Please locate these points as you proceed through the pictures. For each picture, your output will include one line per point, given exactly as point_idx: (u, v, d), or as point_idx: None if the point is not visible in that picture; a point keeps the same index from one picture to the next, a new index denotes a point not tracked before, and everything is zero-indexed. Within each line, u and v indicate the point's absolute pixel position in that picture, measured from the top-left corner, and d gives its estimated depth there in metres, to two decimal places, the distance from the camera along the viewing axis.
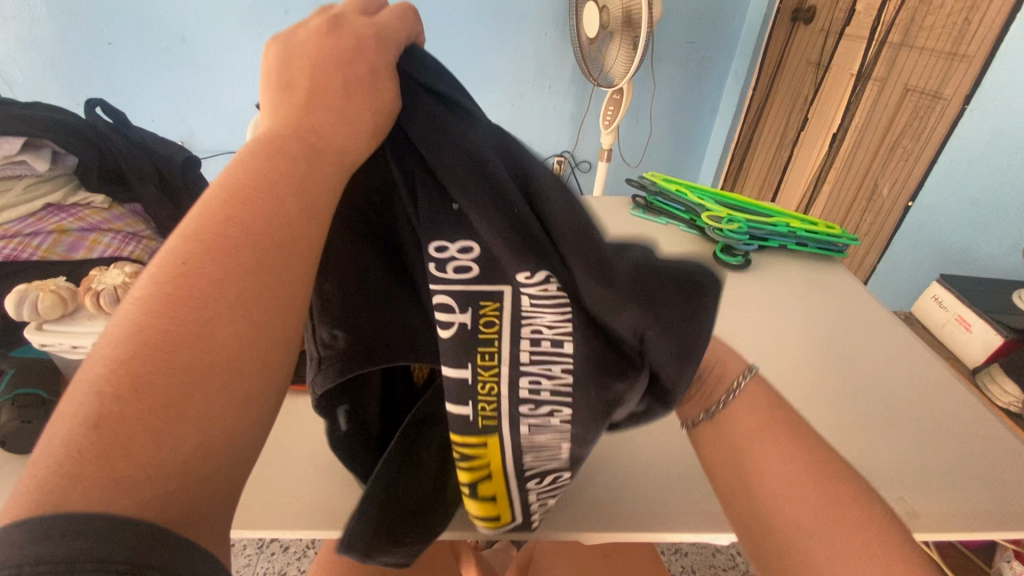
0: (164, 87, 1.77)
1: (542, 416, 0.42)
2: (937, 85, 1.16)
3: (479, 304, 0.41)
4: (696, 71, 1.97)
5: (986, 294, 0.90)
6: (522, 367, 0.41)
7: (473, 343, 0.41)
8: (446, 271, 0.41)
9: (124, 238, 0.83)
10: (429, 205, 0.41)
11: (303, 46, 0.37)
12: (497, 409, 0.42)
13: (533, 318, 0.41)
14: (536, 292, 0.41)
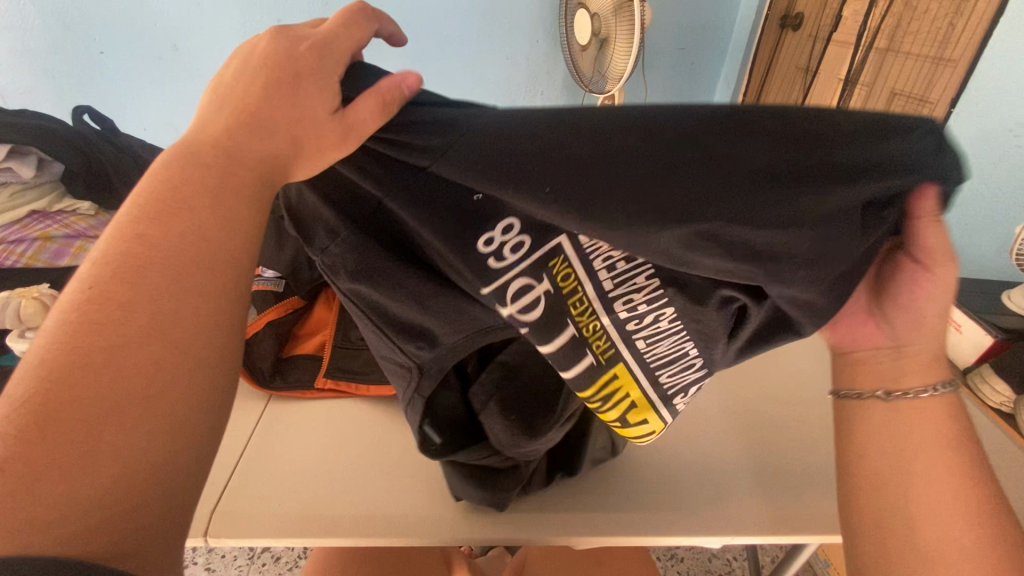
0: (157, 97, 1.77)
1: (650, 327, 0.43)
2: (923, 89, 1.18)
3: (547, 266, 0.42)
4: (687, 78, 1.98)
5: (976, 294, 0.91)
6: (611, 296, 0.42)
7: (561, 301, 0.43)
8: (502, 258, 0.42)
9: None
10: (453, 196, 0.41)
11: (256, 54, 0.36)
12: (609, 341, 0.43)
13: (601, 254, 0.42)
14: (594, 242, 0.41)
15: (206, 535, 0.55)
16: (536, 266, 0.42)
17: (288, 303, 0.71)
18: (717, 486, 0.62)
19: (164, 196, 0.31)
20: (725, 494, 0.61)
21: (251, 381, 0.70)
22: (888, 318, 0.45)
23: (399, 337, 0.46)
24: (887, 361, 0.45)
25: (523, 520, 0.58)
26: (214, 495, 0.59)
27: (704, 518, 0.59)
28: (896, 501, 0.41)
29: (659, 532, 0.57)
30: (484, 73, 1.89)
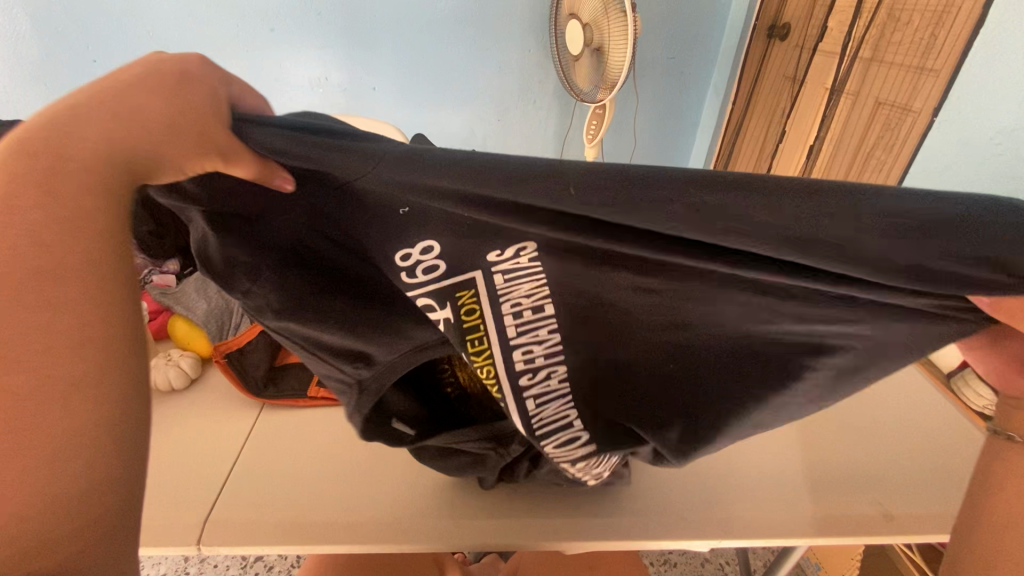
0: None
1: (542, 380, 0.48)
2: (907, 99, 1.20)
3: (455, 296, 0.46)
4: (677, 87, 2.00)
5: None
6: (513, 341, 0.47)
7: (460, 331, 0.46)
8: (416, 274, 0.46)
9: None
10: (376, 211, 0.44)
11: (119, 82, 0.37)
12: (500, 388, 0.47)
13: (510, 293, 0.46)
14: (507, 267, 0.45)
15: (200, 543, 0.55)
16: (443, 292, 0.46)
17: None
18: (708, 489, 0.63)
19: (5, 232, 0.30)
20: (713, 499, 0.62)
21: (241, 389, 0.71)
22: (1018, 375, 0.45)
23: (335, 361, 0.51)
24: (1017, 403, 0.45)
25: (517, 526, 0.58)
26: (207, 504, 0.58)
27: (698, 521, 0.60)
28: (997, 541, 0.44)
29: (655, 536, 0.58)
30: (477, 82, 1.91)
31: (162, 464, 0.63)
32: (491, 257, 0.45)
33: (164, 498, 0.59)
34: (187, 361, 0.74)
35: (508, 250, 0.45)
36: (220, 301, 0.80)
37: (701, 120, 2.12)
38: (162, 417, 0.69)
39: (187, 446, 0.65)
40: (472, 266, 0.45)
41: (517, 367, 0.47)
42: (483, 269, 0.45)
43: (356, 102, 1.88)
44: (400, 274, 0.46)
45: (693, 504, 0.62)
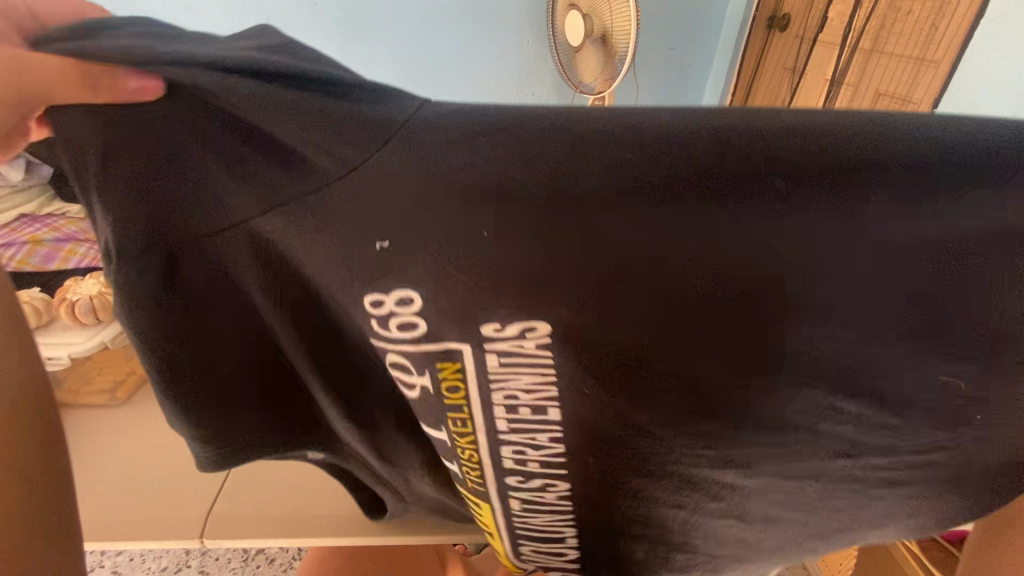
0: None
1: (533, 483, 0.43)
2: (907, 90, 1.20)
3: (436, 366, 0.37)
4: (676, 78, 1.99)
5: None
6: (503, 435, 0.40)
7: (440, 410, 0.40)
8: (389, 329, 0.36)
9: (100, 249, 0.83)
10: (324, 222, 0.32)
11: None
12: (481, 473, 0.43)
13: (507, 384, 0.37)
14: (509, 346, 0.35)
15: (202, 538, 0.55)
16: (426, 359, 0.37)
17: None
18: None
19: None
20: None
21: None
22: None
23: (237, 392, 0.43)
24: None
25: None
26: (208, 499, 0.58)
27: None
28: None
29: None
30: (474, 72, 1.89)
31: (162, 460, 0.63)
32: (487, 331, 0.34)
33: (165, 491, 0.59)
34: None
35: (515, 328, 0.34)
36: None
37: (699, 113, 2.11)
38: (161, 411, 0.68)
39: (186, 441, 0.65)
40: (464, 339, 0.35)
41: (505, 465, 0.42)
42: (479, 346, 0.35)
43: None
44: (370, 323, 0.36)
45: None
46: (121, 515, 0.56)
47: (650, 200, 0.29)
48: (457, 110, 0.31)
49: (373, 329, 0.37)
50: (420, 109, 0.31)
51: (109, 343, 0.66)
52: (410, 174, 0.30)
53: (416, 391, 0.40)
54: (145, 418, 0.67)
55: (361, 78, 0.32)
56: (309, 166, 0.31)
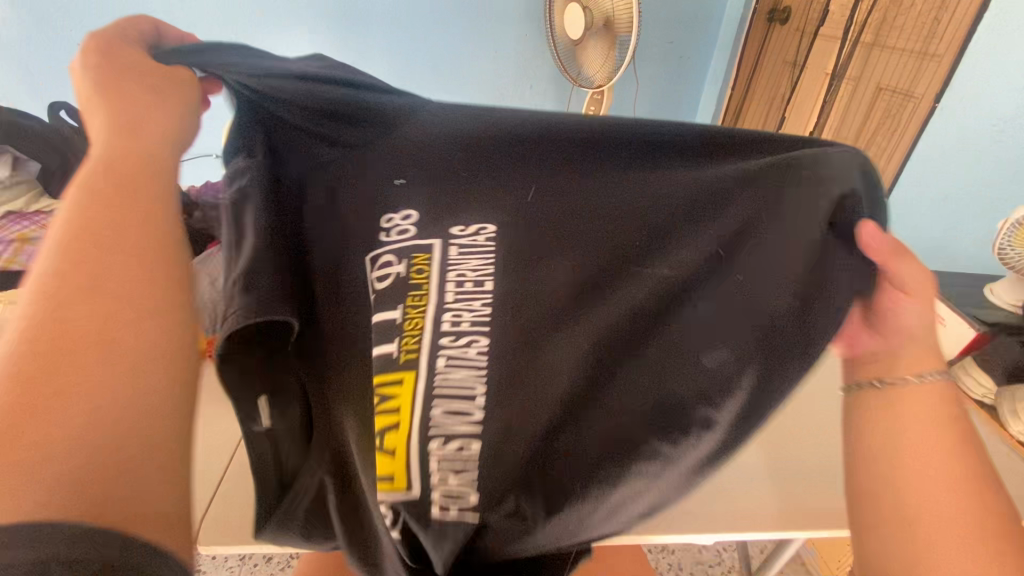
0: None
1: (462, 348, 0.40)
2: (908, 85, 1.19)
3: (411, 255, 0.41)
4: (675, 72, 1.97)
5: (960, 291, 0.92)
6: (447, 304, 0.41)
7: (401, 289, 0.41)
8: (390, 234, 0.42)
9: None
10: (376, 168, 0.42)
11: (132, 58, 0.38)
12: (420, 346, 0.40)
13: (457, 264, 0.41)
14: (465, 242, 0.42)
15: (197, 543, 0.54)
16: (401, 251, 0.41)
17: None
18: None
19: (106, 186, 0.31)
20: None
21: None
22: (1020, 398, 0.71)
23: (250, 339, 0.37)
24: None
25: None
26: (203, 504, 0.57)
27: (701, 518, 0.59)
28: None
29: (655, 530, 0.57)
30: (472, 65, 1.87)
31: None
32: (452, 231, 0.42)
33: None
34: None
35: (472, 224, 0.42)
36: None
37: (699, 108, 2.10)
38: None
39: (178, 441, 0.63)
40: (433, 233, 0.42)
41: (442, 334, 0.40)
42: (443, 240, 0.42)
43: None
44: (374, 231, 0.42)
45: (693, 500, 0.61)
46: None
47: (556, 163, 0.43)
48: (454, 105, 0.44)
49: (373, 238, 0.42)
50: (425, 109, 0.44)
51: None
52: (412, 154, 0.43)
53: (386, 277, 0.41)
54: None
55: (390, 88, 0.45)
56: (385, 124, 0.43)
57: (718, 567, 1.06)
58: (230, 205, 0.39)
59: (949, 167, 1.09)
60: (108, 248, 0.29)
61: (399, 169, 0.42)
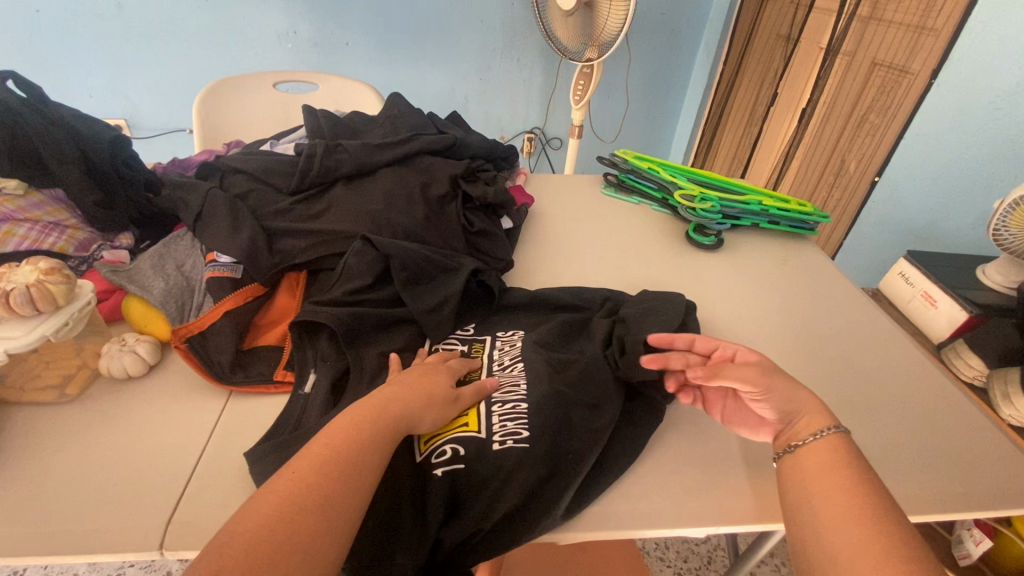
0: (106, 56, 1.70)
1: (510, 369, 0.58)
2: (904, 60, 1.15)
3: (473, 344, 0.64)
4: (667, 46, 1.92)
5: (952, 271, 0.90)
6: (496, 353, 0.61)
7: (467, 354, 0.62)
8: (455, 337, 0.64)
9: (44, 228, 0.66)
10: (471, 303, 0.68)
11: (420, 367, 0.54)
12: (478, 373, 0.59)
13: (501, 340, 0.64)
14: (507, 336, 0.64)
15: (163, 548, 0.45)
16: (468, 339, 0.64)
17: (249, 291, 0.62)
18: (728, 450, 0.55)
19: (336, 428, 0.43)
20: (744, 468, 0.54)
21: (205, 376, 0.57)
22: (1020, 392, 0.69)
23: (322, 343, 0.58)
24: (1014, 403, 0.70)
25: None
26: (171, 499, 0.48)
27: (712, 499, 0.51)
28: (1007, 478, 0.57)
29: (659, 524, 0.48)
30: (458, 36, 1.79)
31: (102, 450, 0.52)
32: (501, 333, 0.65)
33: (108, 490, 0.48)
34: (144, 345, 0.59)
35: (512, 331, 0.65)
36: (182, 279, 0.64)
37: (690, 83, 2.05)
38: (113, 404, 0.56)
39: (136, 429, 0.54)
40: (486, 331, 0.66)
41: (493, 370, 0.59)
42: (492, 337, 0.64)
43: (327, 58, 1.78)
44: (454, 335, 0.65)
45: (704, 484, 0.52)
46: (52, 515, 0.46)
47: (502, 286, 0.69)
48: (532, 293, 0.69)
49: (452, 339, 0.64)
50: (521, 294, 0.69)
51: (50, 337, 0.52)
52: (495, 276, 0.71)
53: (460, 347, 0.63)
54: (93, 413, 0.55)
55: (497, 235, 0.78)
56: (498, 261, 0.75)
57: (705, 545, 1.10)
58: (354, 284, 0.61)
59: (944, 145, 1.06)
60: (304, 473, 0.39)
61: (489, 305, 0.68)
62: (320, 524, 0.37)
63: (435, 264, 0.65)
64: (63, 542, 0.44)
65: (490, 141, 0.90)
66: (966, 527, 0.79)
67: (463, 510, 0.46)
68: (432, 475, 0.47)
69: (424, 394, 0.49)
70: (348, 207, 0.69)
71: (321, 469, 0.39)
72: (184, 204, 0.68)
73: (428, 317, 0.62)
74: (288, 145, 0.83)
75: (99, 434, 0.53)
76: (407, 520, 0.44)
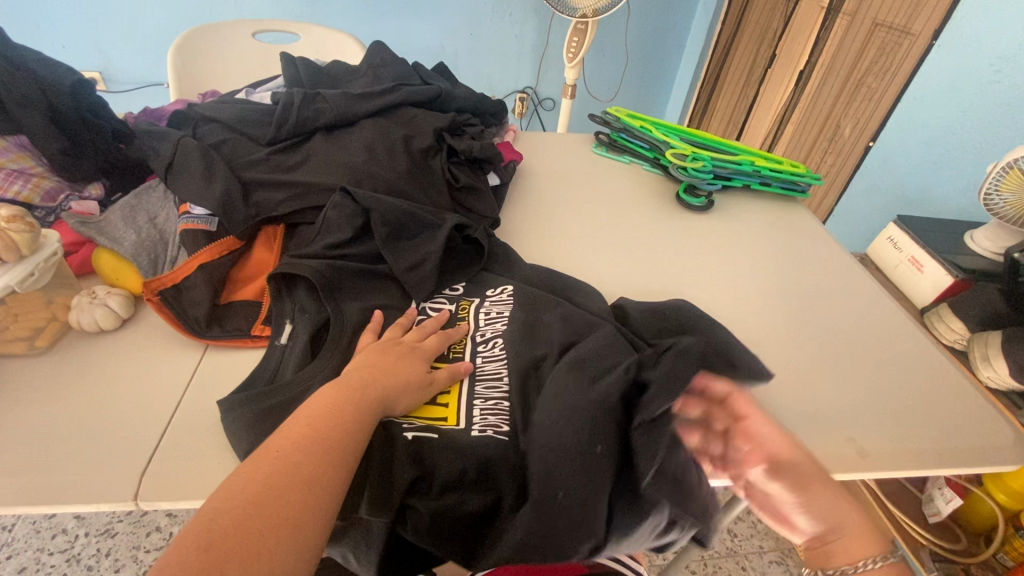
0: (73, 3, 1.61)
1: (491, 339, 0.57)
2: (906, 20, 1.11)
3: (458, 304, 0.62)
4: (664, 4, 1.85)
5: (939, 235, 0.90)
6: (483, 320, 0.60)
7: (453, 319, 0.60)
8: (442, 299, 0.63)
9: (9, 177, 0.63)
10: (457, 262, 0.65)
11: (393, 343, 0.52)
12: (462, 343, 0.58)
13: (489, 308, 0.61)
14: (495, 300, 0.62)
15: (138, 499, 0.45)
16: (454, 299, 0.63)
17: (226, 243, 0.60)
18: None
19: (320, 404, 0.42)
20: None
21: (180, 330, 0.56)
22: (1005, 355, 0.69)
23: (295, 295, 0.57)
24: (993, 369, 0.71)
25: None
26: (148, 451, 0.48)
27: None
28: (983, 438, 0.57)
29: None
30: None
31: (75, 404, 0.51)
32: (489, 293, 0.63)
33: (82, 443, 0.48)
34: (116, 298, 0.58)
35: (500, 289, 0.63)
36: (154, 231, 0.62)
37: (687, 43, 2.00)
38: (85, 357, 0.55)
39: (110, 383, 0.53)
40: (476, 293, 0.63)
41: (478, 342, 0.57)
42: (481, 300, 0.62)
43: (309, 8, 1.69)
44: (441, 295, 0.63)
45: None
46: (25, 468, 0.45)
47: (488, 243, 0.67)
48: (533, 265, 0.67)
49: (437, 301, 0.62)
50: (517, 260, 0.67)
51: (15, 287, 0.50)
52: (486, 234, 0.68)
53: (446, 309, 0.61)
54: (65, 366, 0.54)
55: (485, 191, 0.75)
56: (486, 216, 0.73)
57: None
58: (334, 233, 0.60)
59: (942, 109, 1.04)
60: (284, 450, 0.38)
61: (476, 262, 0.65)
62: (304, 499, 0.36)
63: (414, 217, 0.63)
64: (37, 495, 0.44)
65: (478, 94, 0.87)
66: (938, 486, 0.82)
67: (430, 477, 0.45)
68: (400, 436, 0.46)
69: (401, 376, 0.48)
70: (328, 159, 0.67)
71: (300, 442, 0.39)
72: (155, 153, 0.65)
73: (410, 275, 0.60)
74: (264, 93, 0.79)
75: (71, 389, 0.52)
76: (376, 486, 0.44)
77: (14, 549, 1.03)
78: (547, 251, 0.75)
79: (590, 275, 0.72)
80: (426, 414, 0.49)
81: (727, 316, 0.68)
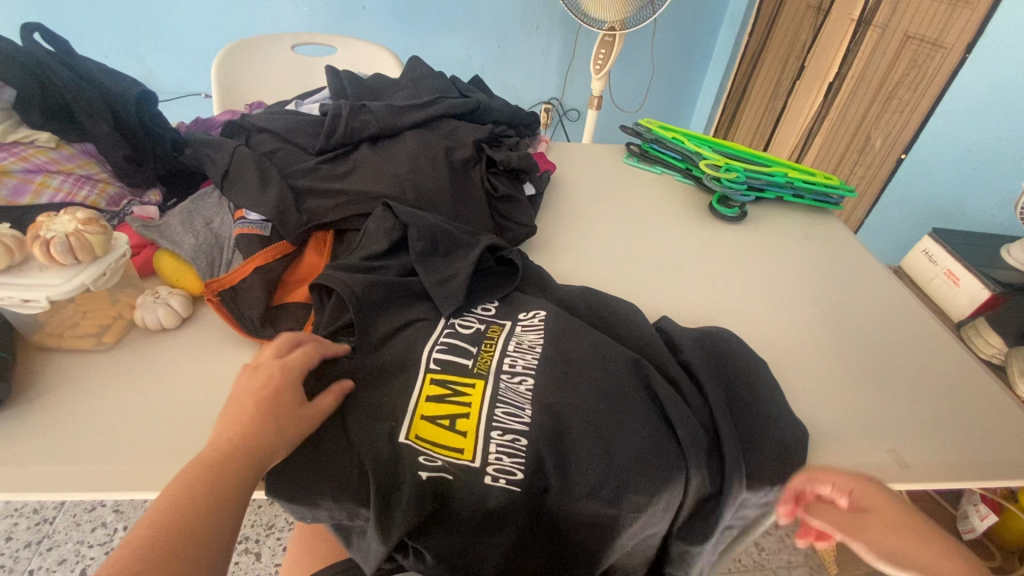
0: (121, 17, 1.69)
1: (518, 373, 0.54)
2: (937, 34, 1.11)
3: (488, 327, 0.60)
4: (691, 16, 1.87)
5: (975, 249, 0.90)
6: (509, 352, 0.57)
7: (481, 338, 0.58)
8: (476, 309, 0.63)
9: (77, 182, 0.67)
10: (487, 282, 0.65)
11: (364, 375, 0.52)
12: (487, 362, 0.55)
13: (521, 336, 0.58)
14: (525, 324, 0.60)
15: None
16: (486, 319, 0.61)
17: (278, 248, 0.63)
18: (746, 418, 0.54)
19: None
20: None
21: (236, 328, 0.59)
22: None
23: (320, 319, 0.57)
24: None
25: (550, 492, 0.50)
26: None
27: None
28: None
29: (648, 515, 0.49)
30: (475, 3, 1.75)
31: (143, 395, 0.54)
32: (520, 316, 0.61)
33: (152, 433, 0.50)
34: (177, 298, 0.61)
35: (534, 315, 0.61)
36: (210, 235, 0.65)
37: (714, 54, 2.01)
38: (152, 353, 0.58)
39: (171, 377, 0.56)
40: (507, 317, 0.61)
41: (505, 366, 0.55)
42: (512, 323, 0.60)
43: (344, 22, 1.75)
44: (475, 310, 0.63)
45: None
46: (103, 454, 0.48)
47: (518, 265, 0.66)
48: (575, 289, 0.67)
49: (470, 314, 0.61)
50: (557, 286, 0.68)
51: (89, 286, 0.53)
52: (518, 254, 0.68)
53: (478, 326, 0.60)
54: (133, 361, 0.57)
55: (522, 200, 0.77)
56: (525, 225, 0.76)
57: None
58: (376, 245, 0.62)
59: (976, 122, 1.04)
60: None
61: (509, 285, 0.65)
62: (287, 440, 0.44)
63: (444, 238, 0.64)
64: (113, 480, 0.47)
65: (514, 106, 0.89)
66: (973, 503, 0.80)
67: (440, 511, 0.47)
68: (414, 475, 0.46)
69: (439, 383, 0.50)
70: (374, 168, 0.70)
71: None
72: (212, 161, 0.68)
73: (439, 289, 0.60)
74: (312, 105, 0.83)
75: (140, 382, 0.55)
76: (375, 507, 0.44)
77: (55, 541, 1.07)
78: (583, 260, 0.77)
79: (625, 284, 0.74)
80: (440, 440, 0.49)
81: (762, 325, 0.69)
